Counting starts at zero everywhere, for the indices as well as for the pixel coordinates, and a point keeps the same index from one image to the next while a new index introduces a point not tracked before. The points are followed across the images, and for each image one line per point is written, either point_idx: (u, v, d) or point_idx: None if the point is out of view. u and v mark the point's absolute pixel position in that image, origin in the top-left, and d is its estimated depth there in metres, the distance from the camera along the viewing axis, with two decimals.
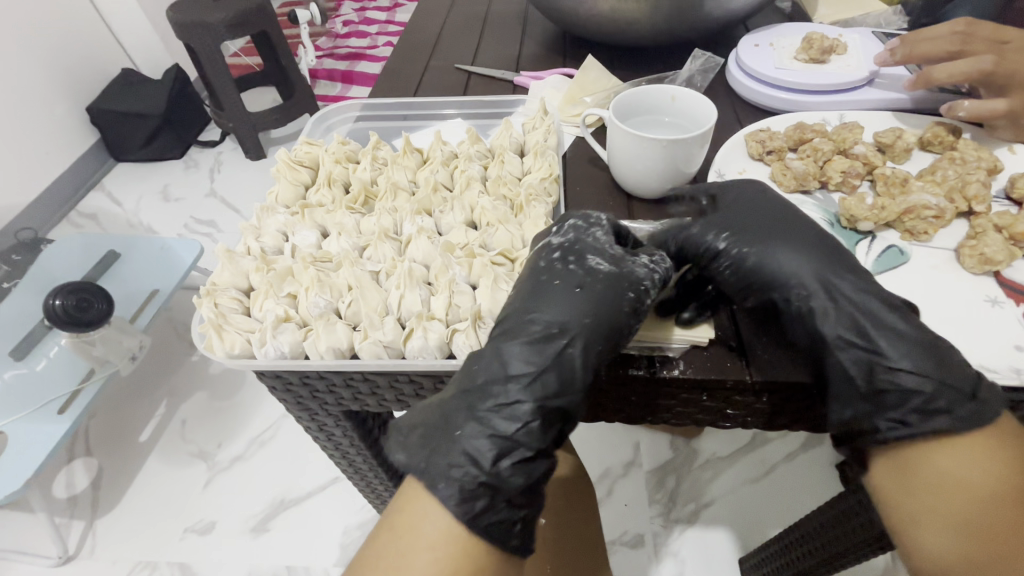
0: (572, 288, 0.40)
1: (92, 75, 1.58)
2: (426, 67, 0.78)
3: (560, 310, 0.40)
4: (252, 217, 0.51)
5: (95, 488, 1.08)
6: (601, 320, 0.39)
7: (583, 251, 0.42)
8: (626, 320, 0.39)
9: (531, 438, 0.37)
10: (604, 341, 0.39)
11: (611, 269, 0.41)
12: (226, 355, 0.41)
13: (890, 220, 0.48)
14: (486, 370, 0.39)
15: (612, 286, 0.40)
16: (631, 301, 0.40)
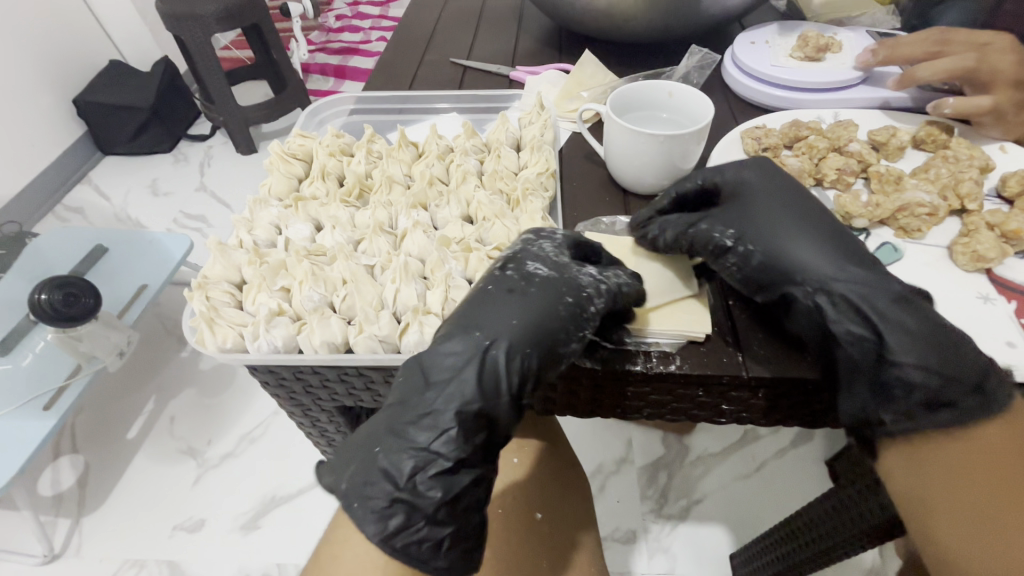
0: (507, 293, 0.40)
1: (79, 66, 1.55)
2: (421, 61, 0.77)
3: (496, 315, 0.39)
4: (245, 209, 0.51)
5: (80, 485, 1.06)
6: (532, 325, 0.38)
7: (523, 259, 0.42)
8: (561, 328, 0.38)
9: (447, 449, 0.36)
10: (536, 348, 0.38)
11: (549, 274, 0.40)
12: (218, 349, 0.40)
13: (884, 218, 0.49)
14: (409, 379, 0.38)
15: (545, 292, 0.40)
16: (569, 307, 0.39)
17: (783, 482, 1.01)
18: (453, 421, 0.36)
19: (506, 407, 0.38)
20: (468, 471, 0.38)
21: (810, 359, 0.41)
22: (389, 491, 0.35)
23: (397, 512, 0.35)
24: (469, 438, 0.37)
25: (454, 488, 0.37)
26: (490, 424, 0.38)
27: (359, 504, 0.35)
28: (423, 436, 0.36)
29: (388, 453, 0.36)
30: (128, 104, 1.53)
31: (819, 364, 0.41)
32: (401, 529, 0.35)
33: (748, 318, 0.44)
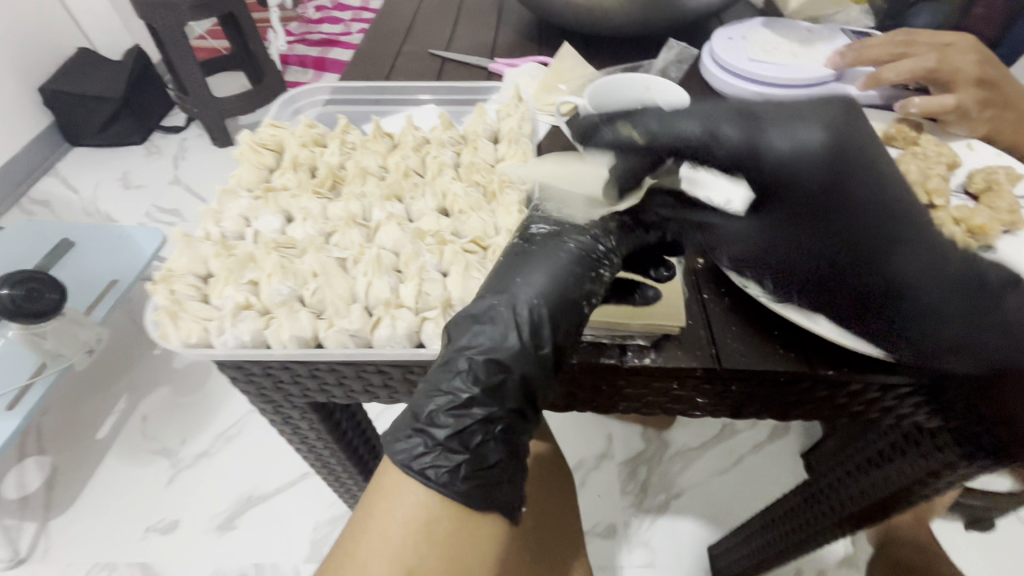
0: (516, 257, 0.40)
1: (44, 54, 1.49)
2: (399, 51, 0.75)
3: (508, 278, 0.39)
4: (212, 200, 0.49)
5: (47, 488, 1.03)
6: (541, 277, 0.39)
7: (527, 224, 0.43)
8: (573, 271, 0.39)
9: (467, 383, 0.36)
10: (551, 298, 0.38)
11: (549, 230, 0.41)
12: (182, 344, 0.39)
13: None
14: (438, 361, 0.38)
15: (548, 249, 0.40)
16: (577, 251, 0.40)
17: (760, 474, 1.03)
18: (467, 363, 0.37)
19: (524, 352, 0.37)
20: (482, 408, 0.37)
21: (783, 350, 0.41)
22: (410, 423, 0.37)
23: (416, 439, 0.36)
24: (484, 380, 0.37)
25: (464, 423, 0.36)
26: (507, 369, 0.37)
27: (391, 432, 0.37)
28: (440, 376, 0.37)
29: (418, 397, 0.38)
30: (98, 94, 1.48)
31: (794, 356, 0.41)
32: (421, 453, 0.36)
33: (736, 305, 0.44)
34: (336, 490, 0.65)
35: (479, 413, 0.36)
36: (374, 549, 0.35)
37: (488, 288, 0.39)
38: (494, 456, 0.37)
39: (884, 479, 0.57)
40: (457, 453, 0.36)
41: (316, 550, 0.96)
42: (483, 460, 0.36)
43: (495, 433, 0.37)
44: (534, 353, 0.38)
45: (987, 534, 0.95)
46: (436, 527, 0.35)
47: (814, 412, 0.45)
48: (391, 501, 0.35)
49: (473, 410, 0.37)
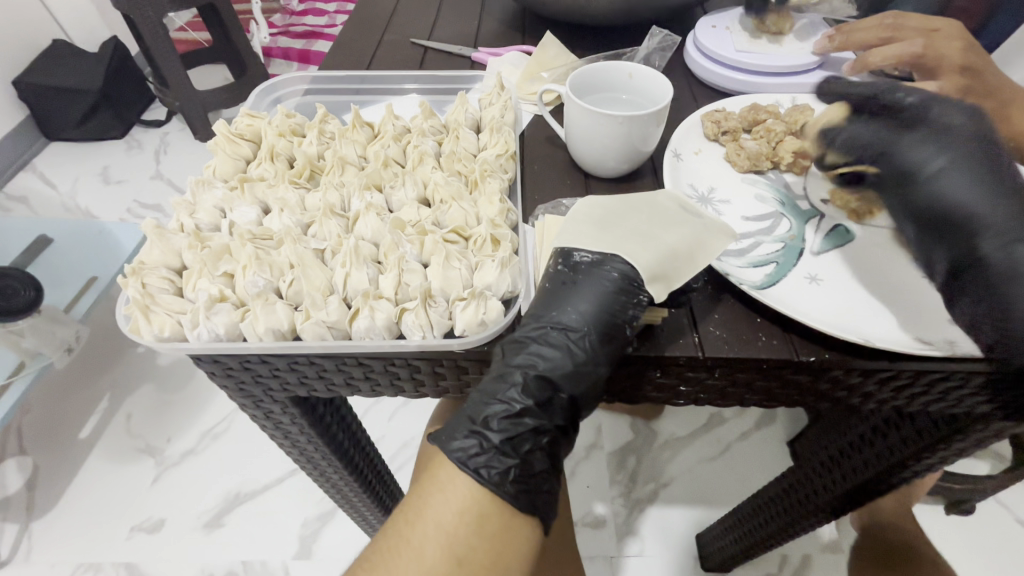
0: (563, 286, 0.41)
1: (18, 45, 1.45)
2: (380, 40, 0.74)
3: (553, 304, 0.40)
4: (187, 191, 0.48)
5: (28, 489, 1.01)
6: (593, 313, 0.39)
7: (568, 247, 0.42)
8: (618, 305, 0.39)
9: (521, 396, 0.38)
10: (594, 327, 0.39)
11: (592, 260, 0.41)
12: (155, 338, 0.38)
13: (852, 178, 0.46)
14: (494, 382, 0.39)
15: (593, 280, 0.40)
16: (619, 282, 0.40)
17: (746, 462, 1.04)
18: (522, 378, 0.38)
19: (574, 374, 0.39)
20: (534, 420, 0.39)
21: (769, 338, 0.41)
22: (467, 425, 0.39)
23: (472, 440, 0.38)
24: (535, 394, 0.38)
25: (519, 429, 0.38)
26: (557, 387, 0.39)
27: (446, 435, 0.39)
28: (495, 387, 0.39)
29: (473, 402, 0.39)
30: (75, 87, 1.44)
31: (775, 344, 0.41)
32: (475, 453, 0.37)
33: (727, 293, 0.44)
34: (324, 486, 0.64)
35: (532, 422, 0.38)
36: (427, 534, 0.36)
37: (545, 320, 0.40)
38: (538, 464, 0.39)
39: (865, 463, 0.58)
40: (504, 456, 0.37)
41: (304, 546, 0.96)
42: (531, 466, 0.38)
43: (540, 442, 0.39)
44: (582, 376, 0.39)
45: (967, 518, 0.97)
46: (486, 518, 0.36)
47: (797, 398, 0.45)
48: (444, 492, 0.37)
49: (526, 418, 0.38)
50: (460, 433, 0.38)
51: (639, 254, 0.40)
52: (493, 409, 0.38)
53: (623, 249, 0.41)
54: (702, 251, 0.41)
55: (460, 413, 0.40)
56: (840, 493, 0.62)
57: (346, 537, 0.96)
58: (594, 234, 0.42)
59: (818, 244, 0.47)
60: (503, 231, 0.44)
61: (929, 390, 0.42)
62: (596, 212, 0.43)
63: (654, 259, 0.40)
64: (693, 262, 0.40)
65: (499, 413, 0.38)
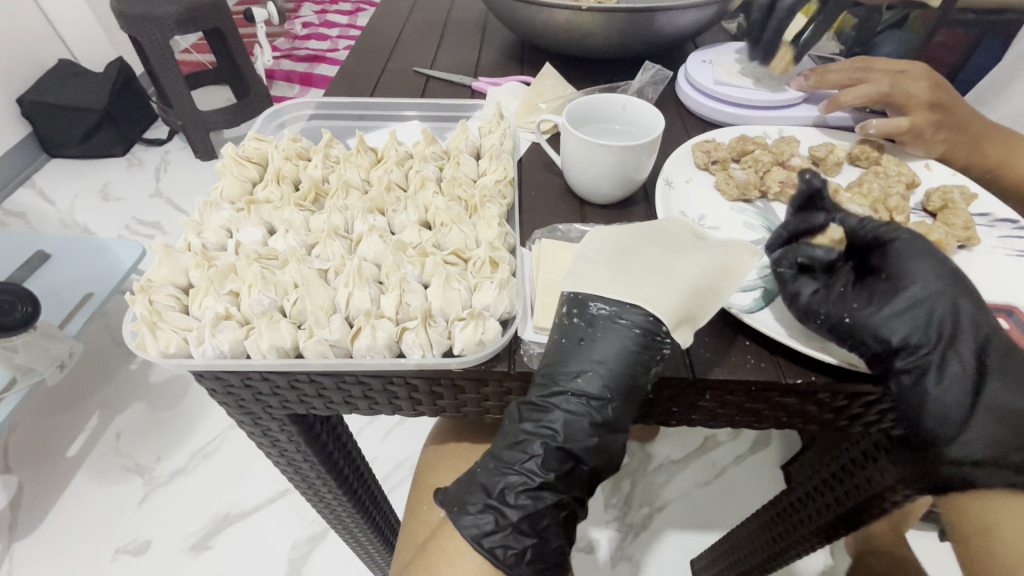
0: (579, 343, 0.41)
1: (25, 64, 1.48)
2: (384, 68, 0.77)
3: (569, 363, 0.41)
4: (194, 211, 0.49)
5: (12, 508, 0.99)
6: (612, 376, 0.40)
7: (585, 299, 0.42)
8: (638, 366, 0.40)
9: (540, 471, 0.40)
10: (615, 393, 0.40)
11: (610, 314, 0.41)
12: (160, 354, 0.39)
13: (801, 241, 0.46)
14: (514, 455, 0.41)
15: (612, 336, 0.40)
16: (640, 339, 0.40)
17: (739, 485, 1.05)
18: (541, 449, 0.40)
19: (597, 445, 0.40)
20: (552, 493, 0.41)
21: (752, 358, 0.43)
22: (482, 498, 0.41)
23: (488, 516, 0.40)
24: (555, 467, 0.40)
25: (539, 505, 0.40)
26: (578, 460, 0.40)
27: (459, 509, 0.42)
28: (514, 457, 0.41)
29: (488, 472, 0.42)
30: (79, 105, 1.46)
31: (762, 366, 0.42)
32: (491, 531, 0.40)
33: (719, 317, 0.45)
34: (318, 507, 0.64)
35: (550, 496, 0.41)
36: None
37: (566, 382, 0.40)
38: (554, 540, 0.42)
39: (856, 486, 0.58)
40: (523, 537, 0.40)
41: (294, 569, 0.94)
42: (546, 543, 0.41)
43: (557, 517, 0.41)
44: (604, 449, 0.40)
45: None
46: None
47: (784, 421, 0.46)
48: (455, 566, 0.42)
49: (546, 492, 0.41)
50: (476, 506, 0.41)
51: (662, 301, 0.40)
52: (509, 481, 0.40)
53: (646, 296, 0.41)
54: (720, 282, 0.42)
55: (476, 483, 0.42)
56: (835, 516, 0.63)
57: (337, 560, 0.95)
58: (610, 281, 0.42)
59: None
60: (502, 254, 0.45)
61: None
62: (606, 253, 0.43)
63: (679, 304, 0.40)
64: (714, 298, 0.41)
65: (515, 488, 0.40)
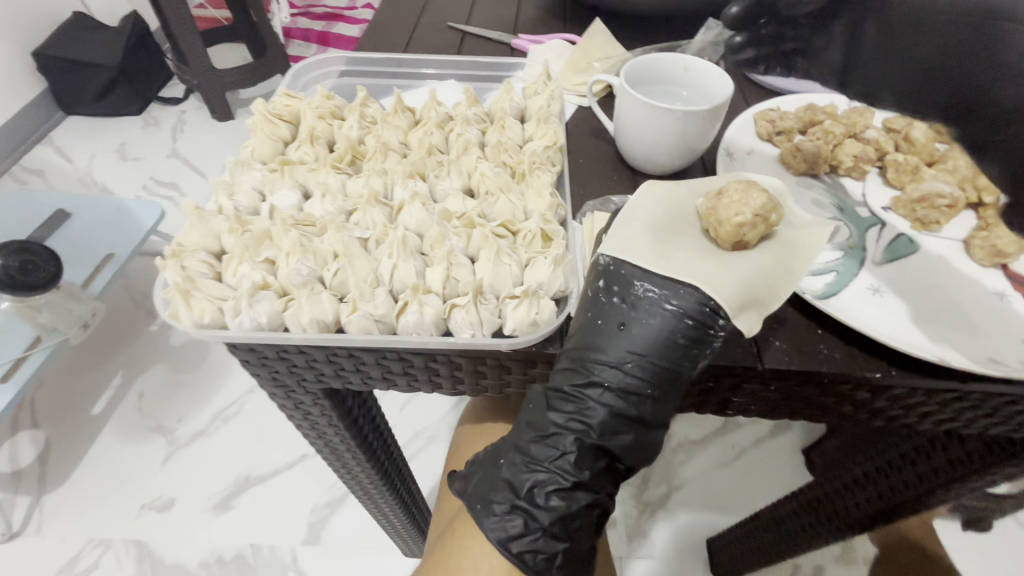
0: (618, 327, 0.37)
1: (41, 15, 1.43)
2: (417, 24, 0.72)
3: (606, 350, 0.37)
4: (224, 171, 0.46)
5: (41, 462, 1.01)
6: (653, 369, 0.36)
7: (628, 276, 0.37)
8: (682, 358, 0.36)
9: (568, 470, 0.37)
10: (655, 387, 0.36)
11: (658, 297, 0.36)
12: (194, 324, 0.36)
13: (728, 233, 0.37)
14: (543, 450, 0.38)
15: (657, 325, 0.36)
16: (691, 330, 0.35)
17: (762, 469, 1.03)
18: (575, 446, 0.37)
19: (632, 442, 0.37)
20: (586, 493, 0.38)
21: (825, 349, 0.39)
22: (509, 498, 0.38)
23: (517, 518, 0.37)
24: (589, 465, 0.37)
25: (571, 506, 0.37)
26: (614, 457, 0.37)
27: (482, 507, 0.38)
28: (541, 451, 0.38)
29: (514, 469, 0.38)
30: (95, 61, 1.42)
31: (837, 357, 0.39)
32: (519, 533, 0.37)
33: (786, 301, 0.42)
34: (344, 479, 0.63)
35: (585, 496, 0.38)
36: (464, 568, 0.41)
37: (600, 370, 0.36)
38: (584, 542, 0.39)
39: (905, 481, 0.56)
40: (554, 540, 0.37)
41: (313, 533, 0.95)
42: (578, 545, 0.38)
43: (590, 517, 0.39)
44: (643, 447, 0.37)
45: (987, 540, 0.95)
46: None
47: (851, 416, 0.43)
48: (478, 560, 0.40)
49: (578, 492, 0.38)
50: (501, 507, 0.38)
51: (721, 281, 0.36)
52: (538, 479, 0.37)
53: (702, 274, 0.36)
54: (791, 261, 0.38)
55: (496, 478, 0.39)
56: (875, 509, 0.60)
57: (357, 524, 0.96)
58: (658, 253, 0.37)
59: (879, 253, 0.45)
60: (555, 226, 0.42)
61: (993, 413, 0.40)
62: (655, 221, 0.39)
63: (744, 285, 0.36)
64: (786, 279, 0.37)
65: (545, 488, 0.37)
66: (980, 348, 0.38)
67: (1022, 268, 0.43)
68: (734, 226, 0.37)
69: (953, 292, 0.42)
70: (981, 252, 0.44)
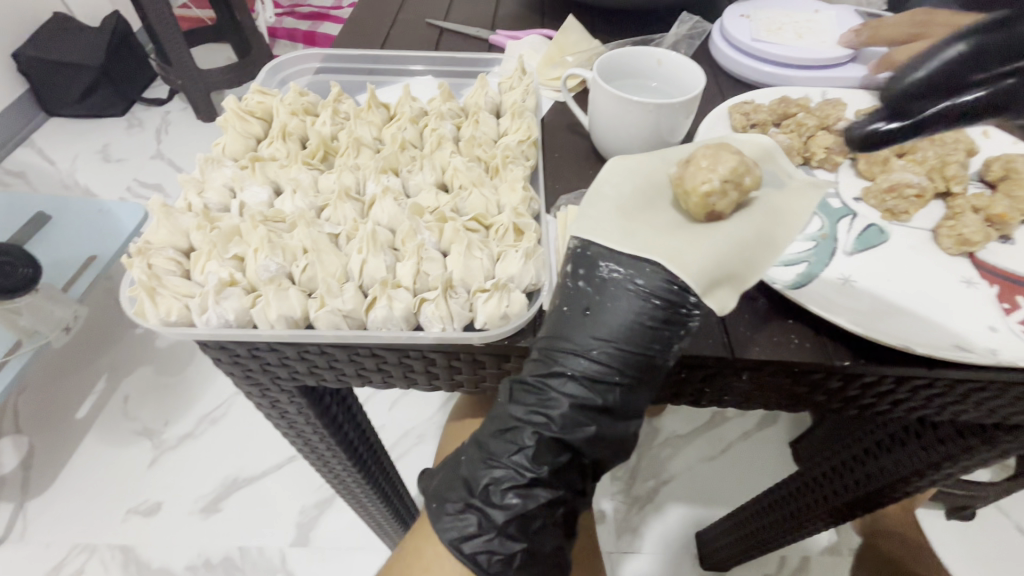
0: (584, 313, 0.36)
1: (19, 16, 1.41)
2: (395, 21, 0.71)
3: (572, 339, 0.36)
4: (195, 168, 0.46)
5: (24, 468, 0.99)
6: (619, 354, 0.35)
7: (594, 259, 0.36)
8: (649, 341, 0.35)
9: (528, 464, 0.36)
10: (622, 373, 0.36)
11: (624, 279, 0.35)
12: (161, 322, 0.36)
13: (697, 204, 0.35)
14: (501, 447, 0.37)
15: (622, 306, 0.35)
16: (659, 311, 0.35)
17: (748, 462, 1.03)
18: (533, 440, 0.36)
19: (596, 434, 0.36)
20: (545, 490, 0.37)
21: (795, 338, 0.40)
22: (464, 496, 0.38)
23: (471, 516, 0.38)
24: (549, 460, 0.37)
25: (529, 505, 0.37)
26: (575, 450, 0.37)
27: (439, 507, 0.39)
28: (499, 447, 0.38)
29: (472, 464, 0.39)
30: (76, 62, 1.40)
31: (807, 347, 0.39)
32: (472, 534, 0.37)
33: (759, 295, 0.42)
34: (327, 478, 0.62)
35: (544, 494, 0.37)
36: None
37: (564, 356, 0.36)
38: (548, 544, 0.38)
39: (882, 468, 0.56)
40: (510, 540, 0.37)
41: (302, 533, 0.94)
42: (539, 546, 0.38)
43: (554, 514, 0.38)
44: (604, 439, 0.37)
45: (970, 529, 0.96)
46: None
47: (823, 404, 0.43)
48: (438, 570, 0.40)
49: (536, 489, 0.37)
50: (456, 506, 0.38)
51: (689, 257, 0.34)
52: (494, 476, 0.37)
53: (668, 251, 0.35)
54: (773, 228, 0.36)
55: (455, 475, 0.40)
56: (855, 498, 0.61)
57: (345, 525, 0.95)
58: (625, 232, 0.36)
59: (850, 244, 0.45)
60: (526, 220, 0.42)
61: (962, 399, 0.41)
62: (623, 198, 0.38)
63: (715, 261, 0.34)
64: (764, 250, 0.35)
65: (501, 486, 0.37)
66: (946, 335, 0.39)
67: (988, 257, 0.44)
68: (701, 196, 0.35)
69: (919, 281, 0.43)
70: (948, 242, 0.45)
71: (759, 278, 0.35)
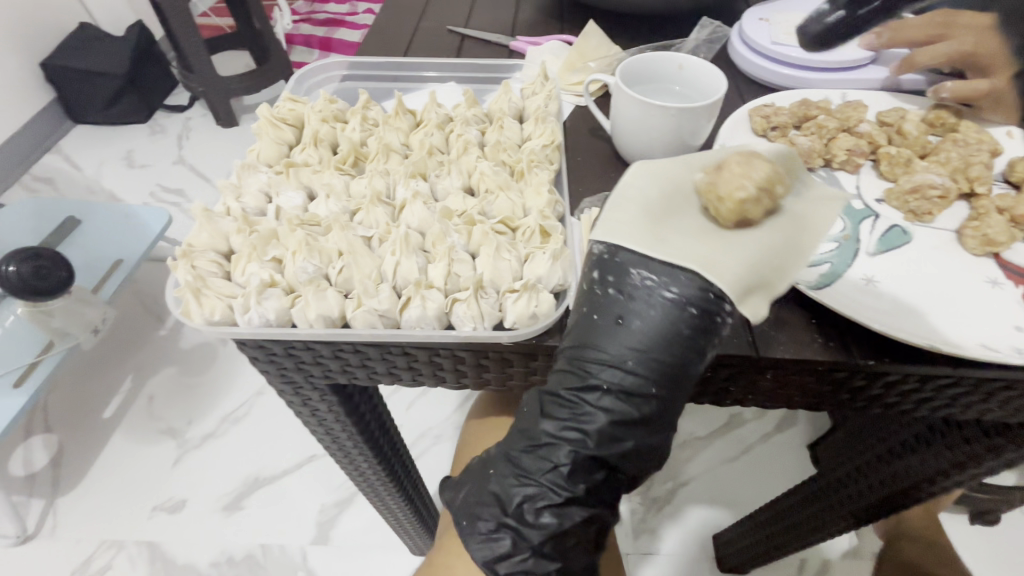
0: (616, 323, 0.36)
1: (48, 27, 1.46)
2: (416, 28, 0.73)
3: (606, 349, 0.36)
4: (232, 174, 0.48)
5: (55, 466, 1.03)
6: (653, 363, 0.35)
7: (624, 266, 0.35)
8: (684, 350, 0.35)
9: (560, 485, 0.37)
10: (657, 382, 0.35)
11: (658, 286, 0.34)
12: (206, 321, 0.38)
13: (731, 213, 0.34)
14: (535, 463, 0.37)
15: (656, 315, 0.34)
16: (695, 319, 0.34)
17: (767, 464, 1.03)
18: (569, 459, 0.36)
19: (632, 447, 0.37)
20: (580, 508, 0.38)
21: (819, 337, 0.40)
22: (496, 515, 0.38)
23: (504, 538, 0.37)
24: (583, 478, 0.37)
25: (564, 524, 0.37)
26: (611, 468, 0.37)
27: (470, 525, 0.39)
28: (531, 465, 0.37)
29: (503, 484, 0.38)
30: (102, 71, 1.45)
31: (830, 346, 0.40)
32: (506, 556, 0.37)
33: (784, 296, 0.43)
34: (352, 476, 0.64)
35: (579, 512, 0.38)
36: None
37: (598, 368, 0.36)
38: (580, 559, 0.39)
39: (906, 469, 0.56)
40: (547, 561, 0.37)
41: (322, 532, 0.96)
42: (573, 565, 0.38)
43: (587, 535, 0.38)
44: (639, 453, 0.37)
45: (996, 533, 0.94)
46: None
47: (846, 403, 0.43)
48: None
49: (571, 507, 0.37)
50: (489, 526, 0.38)
51: (724, 266, 0.34)
52: (528, 495, 0.37)
53: (701, 258, 0.34)
54: (801, 236, 0.35)
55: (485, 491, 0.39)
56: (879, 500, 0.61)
57: (365, 523, 0.97)
58: (656, 238, 0.35)
59: (873, 245, 0.46)
60: (552, 222, 0.43)
61: (988, 398, 0.41)
62: (653, 201, 0.36)
63: (747, 270, 0.34)
64: (792, 258, 0.35)
65: (536, 503, 0.37)
66: (972, 335, 0.39)
67: (1014, 257, 0.44)
68: (735, 204, 0.33)
69: (944, 282, 0.43)
70: (973, 242, 0.45)
71: (789, 285, 0.35)
